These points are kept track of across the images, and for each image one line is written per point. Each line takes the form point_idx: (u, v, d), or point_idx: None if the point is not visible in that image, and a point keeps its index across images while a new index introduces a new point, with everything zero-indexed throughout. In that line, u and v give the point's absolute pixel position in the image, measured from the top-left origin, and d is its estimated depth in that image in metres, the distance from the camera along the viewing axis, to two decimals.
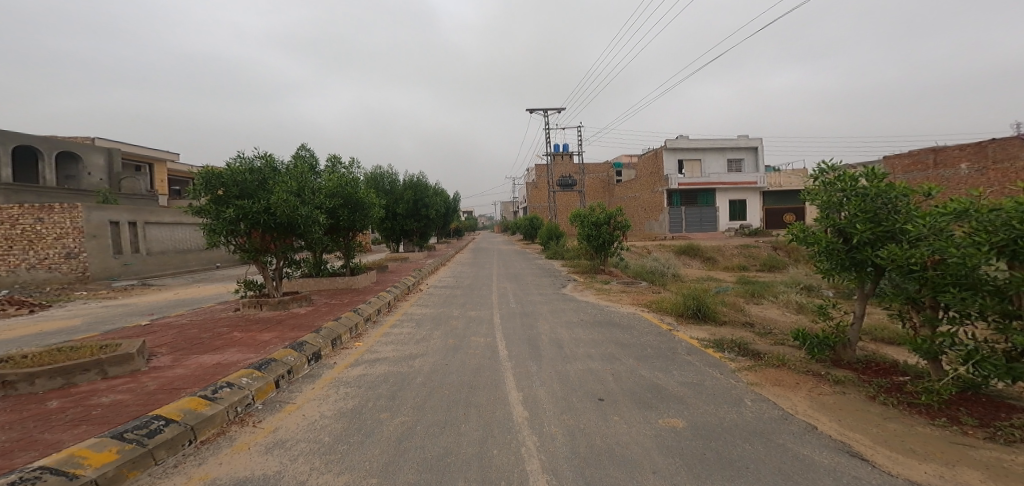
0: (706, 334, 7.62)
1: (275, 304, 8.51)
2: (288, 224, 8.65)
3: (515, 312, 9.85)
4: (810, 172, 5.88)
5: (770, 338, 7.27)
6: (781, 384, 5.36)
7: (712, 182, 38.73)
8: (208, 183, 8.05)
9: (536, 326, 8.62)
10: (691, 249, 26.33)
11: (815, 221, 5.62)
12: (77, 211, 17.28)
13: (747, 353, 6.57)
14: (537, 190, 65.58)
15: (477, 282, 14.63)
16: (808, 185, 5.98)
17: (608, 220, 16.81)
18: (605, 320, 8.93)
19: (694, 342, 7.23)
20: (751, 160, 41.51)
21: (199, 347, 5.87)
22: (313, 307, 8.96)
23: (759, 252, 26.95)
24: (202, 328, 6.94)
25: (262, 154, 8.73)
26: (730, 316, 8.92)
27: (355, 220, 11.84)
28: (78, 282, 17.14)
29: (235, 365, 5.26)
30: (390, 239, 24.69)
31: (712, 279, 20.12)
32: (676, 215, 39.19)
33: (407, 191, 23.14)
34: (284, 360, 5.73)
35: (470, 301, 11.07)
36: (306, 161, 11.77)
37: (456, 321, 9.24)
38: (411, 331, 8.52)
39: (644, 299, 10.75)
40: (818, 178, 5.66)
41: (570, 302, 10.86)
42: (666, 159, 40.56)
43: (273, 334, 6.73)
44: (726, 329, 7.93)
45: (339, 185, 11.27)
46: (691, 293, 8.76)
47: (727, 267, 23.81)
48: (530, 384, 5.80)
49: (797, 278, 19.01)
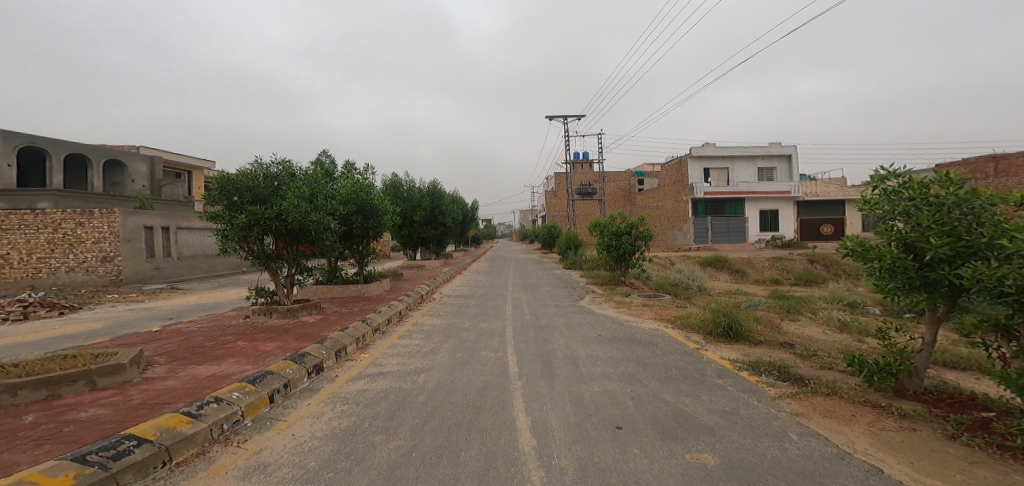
0: (739, 354, 6.95)
1: (285, 312, 8.33)
2: (300, 230, 8.48)
3: (530, 325, 9.38)
4: (867, 180, 5.40)
5: (813, 361, 6.54)
6: (833, 416, 4.69)
7: (743, 191, 37.27)
8: (223, 188, 7.92)
9: (551, 341, 8.11)
10: (719, 261, 25.24)
11: (876, 233, 5.12)
12: (114, 216, 17.88)
13: (789, 379, 5.88)
14: (560, 199, 64.99)
15: (494, 292, 14.19)
16: (866, 194, 5.48)
17: (629, 229, 16.16)
18: (626, 336, 8.33)
19: (725, 364, 6.57)
20: (784, 169, 39.73)
21: (199, 357, 5.66)
22: (323, 315, 8.75)
23: (793, 264, 25.54)
24: (208, 336, 6.77)
25: (279, 160, 8.62)
26: (762, 335, 8.19)
27: (369, 227, 11.63)
28: (111, 285, 17.65)
29: (229, 377, 5.00)
30: (408, 246, 24.66)
31: (741, 292, 19.04)
32: (702, 226, 37.99)
33: (426, 198, 23.11)
34: (282, 374, 5.43)
35: (485, 312, 10.66)
36: (323, 167, 11.61)
37: (468, 333, 8.84)
38: (420, 343, 8.17)
39: (668, 314, 10.07)
40: (878, 186, 5.20)
41: (588, 315, 10.32)
42: (693, 167, 39.40)
43: (277, 345, 6.48)
44: (761, 349, 7.22)
45: (353, 191, 11.08)
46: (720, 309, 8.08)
47: (758, 281, 22.59)
48: (541, 407, 5.32)
49: (837, 293, 17.77)
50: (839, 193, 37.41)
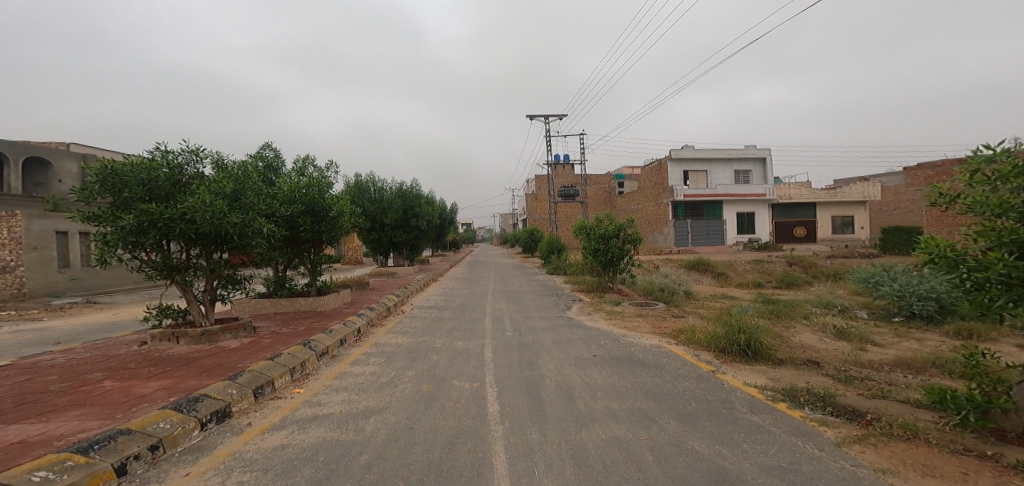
0: (765, 379, 5.69)
1: (197, 336, 6.50)
2: (218, 235, 6.60)
3: (511, 344, 7.88)
4: (963, 163, 4.09)
5: (859, 387, 5.36)
6: (937, 475, 3.41)
7: (719, 193, 37.06)
8: (107, 181, 6.10)
9: (538, 365, 6.64)
10: (701, 264, 24.53)
11: (975, 234, 3.83)
12: (16, 219, 15.34)
13: (844, 413, 4.61)
14: (539, 201, 63.84)
15: (469, 301, 12.65)
16: (957, 183, 4.21)
17: (617, 232, 14.94)
18: (626, 357, 6.96)
19: (754, 392, 5.29)
20: (759, 172, 39.94)
21: (23, 411, 3.87)
22: (253, 338, 6.94)
23: (773, 267, 25.14)
24: (67, 376, 4.94)
25: (190, 149, 6.83)
26: (784, 351, 6.99)
27: (321, 231, 9.72)
28: (13, 300, 15.01)
29: (47, 445, 3.27)
30: (377, 252, 22.70)
31: (728, 297, 18.18)
32: (681, 228, 37.55)
33: (397, 200, 21.22)
34: (148, 431, 3.71)
35: (458, 327, 9.08)
36: (267, 160, 9.70)
37: (437, 355, 7.27)
38: (375, 371, 6.50)
39: (668, 327, 8.80)
40: (979, 171, 3.91)
41: (578, 328, 8.95)
42: (671, 169, 38.98)
43: (164, 384, 4.70)
44: (788, 371, 5.98)
45: (299, 189, 9.20)
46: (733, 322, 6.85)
47: (741, 284, 21.92)
48: (530, 468, 3.81)
49: (825, 296, 17.14)
50: (811, 196, 37.74)
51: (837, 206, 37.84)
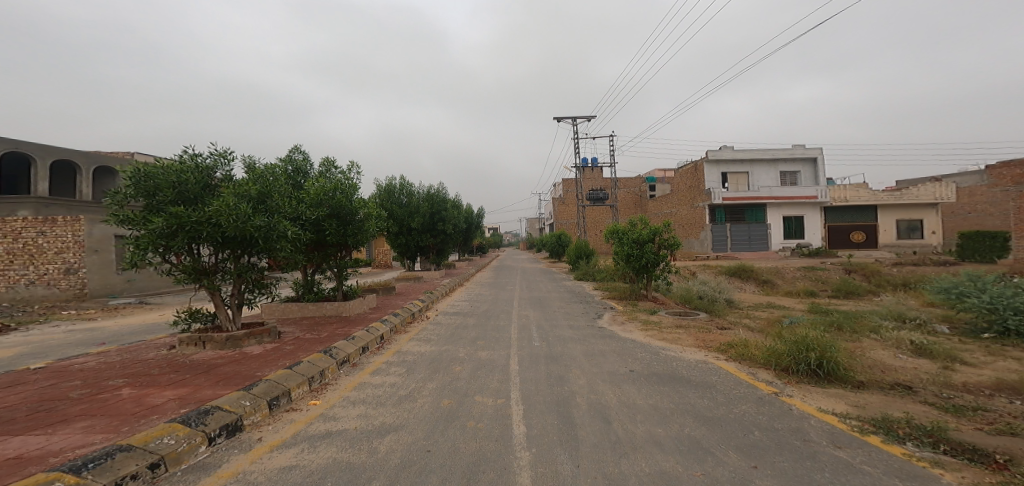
0: (845, 405, 4.92)
1: (222, 342, 6.41)
2: (243, 238, 6.48)
3: (539, 356, 7.34)
4: None
5: (977, 420, 4.67)
6: None
7: (763, 196, 34.97)
8: (140, 184, 6.08)
9: (569, 380, 6.10)
10: (743, 271, 23.05)
11: None
12: (79, 224, 16.30)
13: (963, 453, 3.92)
14: (567, 205, 62.83)
15: (496, 308, 12.23)
16: None
17: (652, 237, 14.12)
18: (666, 373, 6.29)
19: (833, 421, 4.59)
20: (809, 173, 37.52)
21: (33, 421, 3.74)
22: (276, 345, 6.79)
23: (826, 274, 23.29)
24: (90, 381, 4.87)
25: (220, 152, 6.79)
26: (859, 372, 6.08)
27: (347, 235, 9.58)
28: (75, 300, 15.93)
29: (39, 464, 3.05)
30: (405, 256, 22.72)
31: (775, 306, 16.84)
32: (720, 233, 35.82)
33: (425, 204, 21.18)
34: (150, 447, 3.48)
35: (484, 336, 8.64)
36: (295, 163, 9.68)
37: (461, 366, 6.85)
38: (395, 382, 6.17)
39: (713, 341, 8.00)
40: None
41: (611, 339, 8.33)
42: (709, 171, 37.21)
43: (176, 394, 4.54)
44: (872, 397, 5.16)
45: (325, 192, 9.11)
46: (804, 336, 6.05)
47: (790, 293, 20.33)
48: None
49: (889, 307, 15.56)
50: (871, 197, 34.98)
51: (902, 208, 34.86)
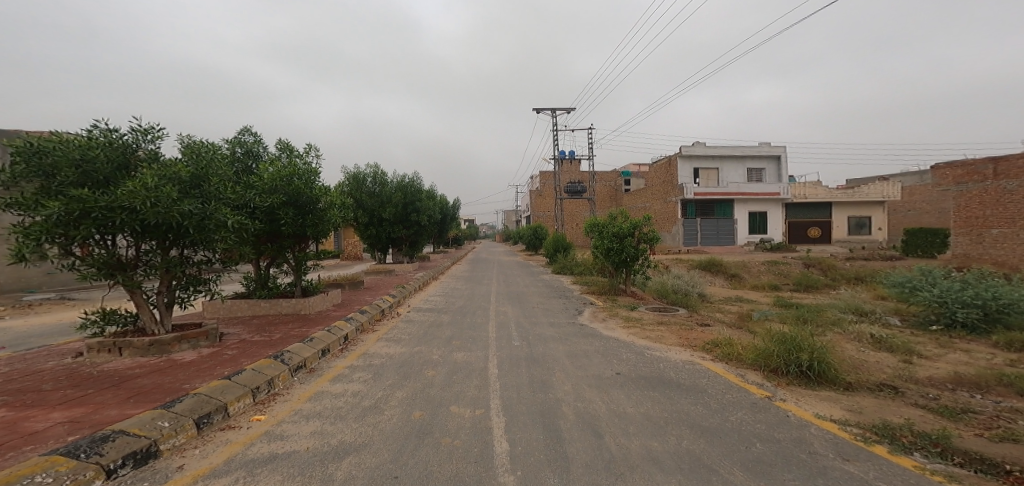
0: (841, 410, 4.62)
1: (144, 348, 5.51)
2: (168, 227, 5.51)
3: (519, 358, 6.76)
4: None
5: (974, 426, 4.37)
6: None
7: (731, 192, 35.86)
8: (33, 162, 5.03)
9: (552, 386, 5.56)
10: (713, 265, 23.41)
11: None
12: None
13: (974, 463, 3.57)
14: (542, 198, 62.68)
15: (470, 303, 11.59)
16: None
17: (631, 231, 13.85)
18: (656, 376, 5.86)
19: (835, 428, 4.24)
20: (773, 170, 38.82)
21: None
22: (215, 350, 5.88)
23: (788, 269, 24.01)
24: None
25: (139, 127, 5.78)
26: (849, 372, 5.85)
27: (305, 225, 8.58)
28: None
29: None
30: (376, 248, 21.56)
31: (743, 300, 17.05)
32: (689, 227, 36.52)
33: (398, 193, 20.15)
34: None
35: (459, 335, 7.98)
36: (245, 145, 8.55)
37: (434, 370, 6.18)
38: (360, 391, 5.41)
39: (699, 339, 7.69)
40: None
41: (592, 338, 7.88)
42: (682, 166, 37.90)
43: (65, 418, 3.73)
44: (865, 400, 4.90)
45: (280, 178, 8.05)
46: (788, 337, 5.83)
47: (756, 286, 20.77)
48: None
49: (850, 300, 16.01)
50: (827, 195, 36.50)
51: (853, 206, 36.62)
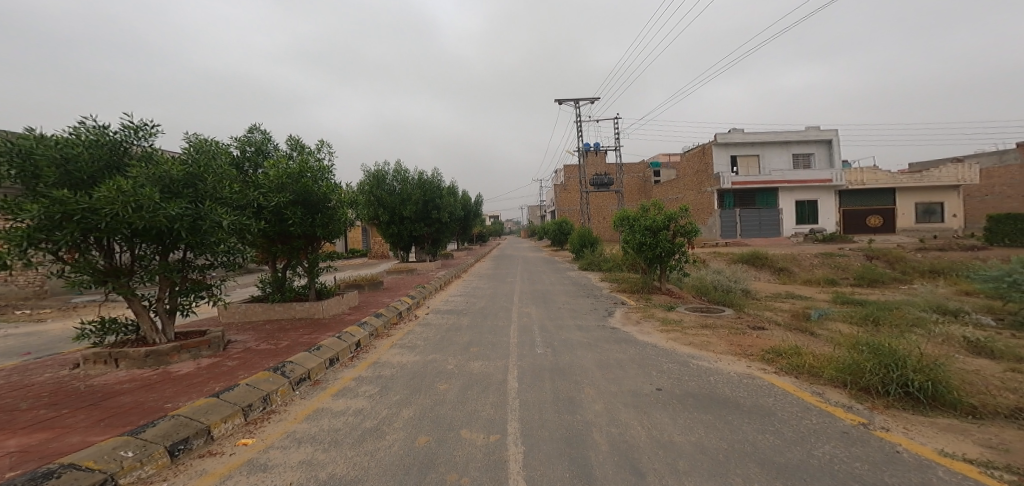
0: (978, 447, 3.53)
1: (139, 360, 5.08)
2: (156, 230, 5.05)
3: (545, 368, 5.95)
4: None
5: None
6: None
7: (775, 180, 33.41)
8: (15, 162, 4.70)
9: (583, 404, 4.73)
10: (756, 258, 21.70)
11: None
12: None
13: None
14: (570, 192, 61.38)
15: (494, 304, 10.89)
16: None
17: (666, 223, 12.71)
18: (707, 393, 4.91)
19: (976, 474, 3.18)
20: (824, 155, 35.91)
21: None
22: (214, 361, 5.41)
23: (845, 261, 21.89)
24: None
25: (131, 125, 5.39)
26: (968, 392, 4.68)
27: (315, 225, 8.12)
28: (35, 298, 14.63)
29: None
30: (398, 247, 21.29)
31: (797, 297, 15.47)
32: (729, 218, 34.41)
33: (417, 190, 19.74)
34: None
35: (478, 341, 7.26)
36: (254, 143, 8.17)
37: (447, 383, 5.48)
38: (364, 409, 4.78)
39: (751, 346, 6.64)
40: None
41: (627, 344, 6.97)
42: (718, 154, 35.65)
43: (19, 448, 3.24)
44: (1007, 434, 3.77)
45: (287, 176, 7.59)
46: (891, 348, 4.74)
47: (809, 281, 18.93)
48: None
49: (924, 296, 14.20)
50: (889, 180, 33.38)
51: (920, 191, 33.32)
